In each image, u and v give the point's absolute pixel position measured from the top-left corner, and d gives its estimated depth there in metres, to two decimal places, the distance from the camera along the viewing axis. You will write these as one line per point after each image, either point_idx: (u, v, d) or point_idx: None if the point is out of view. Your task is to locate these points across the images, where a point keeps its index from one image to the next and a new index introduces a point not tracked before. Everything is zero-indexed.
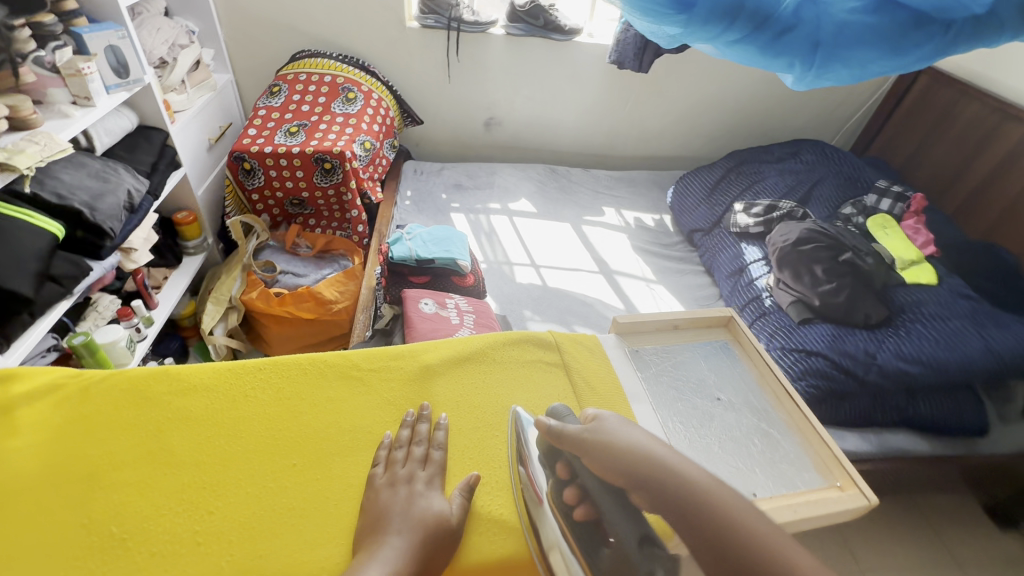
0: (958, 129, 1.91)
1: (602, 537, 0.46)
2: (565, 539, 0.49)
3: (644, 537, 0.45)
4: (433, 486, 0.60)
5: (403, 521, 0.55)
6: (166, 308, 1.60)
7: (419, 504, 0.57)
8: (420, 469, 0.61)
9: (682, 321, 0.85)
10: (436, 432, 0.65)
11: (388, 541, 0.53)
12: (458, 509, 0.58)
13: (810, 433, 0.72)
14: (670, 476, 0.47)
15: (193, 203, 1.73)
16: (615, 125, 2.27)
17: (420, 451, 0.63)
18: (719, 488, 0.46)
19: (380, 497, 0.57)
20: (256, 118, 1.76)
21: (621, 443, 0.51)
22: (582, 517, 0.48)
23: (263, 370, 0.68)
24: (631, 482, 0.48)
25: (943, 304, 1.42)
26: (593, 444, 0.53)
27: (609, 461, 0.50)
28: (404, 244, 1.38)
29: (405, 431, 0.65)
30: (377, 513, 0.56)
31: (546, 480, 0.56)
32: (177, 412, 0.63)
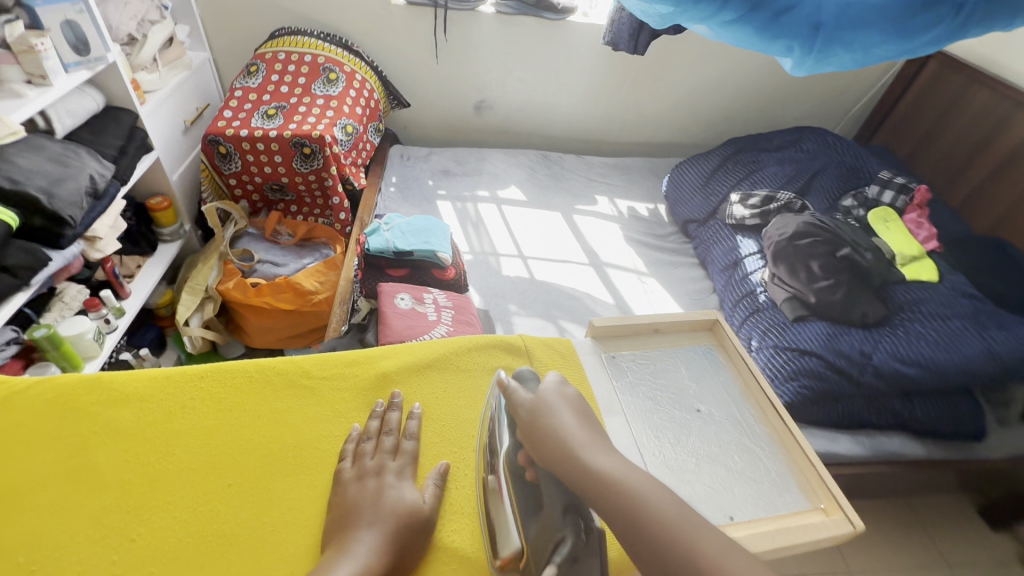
0: (966, 118, 1.83)
1: (537, 505, 0.54)
2: (510, 503, 0.56)
3: (569, 504, 0.52)
4: (405, 477, 0.58)
5: (374, 513, 0.53)
6: (139, 298, 1.54)
7: (390, 495, 0.55)
8: (391, 459, 0.59)
9: (664, 325, 0.79)
10: (409, 422, 0.63)
11: (359, 536, 0.51)
12: (431, 498, 0.57)
13: (795, 451, 0.66)
14: (580, 464, 0.51)
15: (168, 187, 1.67)
16: (611, 109, 2.18)
17: (390, 442, 0.61)
18: (624, 477, 0.50)
19: (349, 491, 0.56)
20: (232, 99, 1.68)
21: (550, 425, 0.55)
22: (530, 479, 0.56)
23: (204, 378, 0.63)
24: (552, 464, 0.53)
25: (943, 302, 1.36)
26: (529, 422, 0.57)
27: (538, 443, 0.55)
28: (382, 235, 1.33)
29: (375, 421, 0.62)
30: (348, 506, 0.54)
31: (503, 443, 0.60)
32: (105, 426, 0.58)
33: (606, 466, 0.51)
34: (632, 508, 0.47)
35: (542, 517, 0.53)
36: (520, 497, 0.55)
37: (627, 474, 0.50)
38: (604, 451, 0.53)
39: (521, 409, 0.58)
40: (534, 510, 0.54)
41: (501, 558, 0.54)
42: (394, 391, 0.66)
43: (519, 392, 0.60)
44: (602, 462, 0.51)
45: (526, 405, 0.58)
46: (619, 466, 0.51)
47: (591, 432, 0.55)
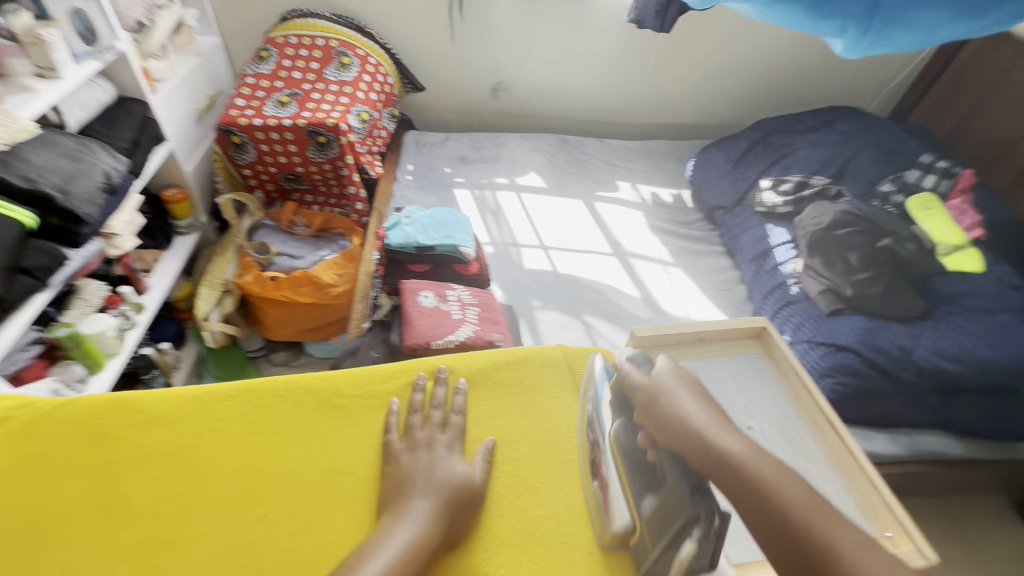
0: (1014, 95, 1.73)
1: (654, 481, 0.52)
2: (617, 474, 0.55)
3: (697, 486, 0.51)
4: (455, 450, 0.59)
5: (427, 485, 0.55)
6: (158, 293, 1.53)
7: (441, 467, 0.57)
8: (440, 433, 0.61)
9: (709, 333, 0.77)
10: (455, 397, 0.64)
11: (414, 504, 0.53)
12: (481, 472, 0.58)
13: (856, 473, 0.65)
14: (711, 447, 0.51)
15: (182, 178, 1.63)
16: (632, 89, 2.09)
17: (440, 418, 0.62)
18: (756, 463, 0.50)
19: (402, 462, 0.57)
20: (244, 87, 1.63)
21: (674, 406, 0.54)
22: (651, 461, 0.54)
23: (234, 398, 0.61)
24: (677, 444, 0.52)
25: (989, 295, 1.30)
26: (648, 403, 0.56)
27: (661, 421, 0.54)
28: (402, 229, 1.29)
29: (419, 395, 0.64)
30: (402, 476, 0.56)
31: (612, 421, 0.59)
32: (138, 451, 0.56)
33: (735, 449, 0.51)
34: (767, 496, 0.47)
35: (664, 491, 0.51)
36: (629, 469, 0.54)
37: (757, 464, 0.50)
38: (731, 434, 0.53)
39: (639, 391, 0.58)
40: (646, 485, 0.53)
41: (609, 533, 0.54)
42: (440, 365, 0.68)
43: (634, 373, 0.60)
44: (732, 445, 0.51)
45: (645, 385, 0.58)
46: (748, 451, 0.51)
47: (716, 416, 0.55)
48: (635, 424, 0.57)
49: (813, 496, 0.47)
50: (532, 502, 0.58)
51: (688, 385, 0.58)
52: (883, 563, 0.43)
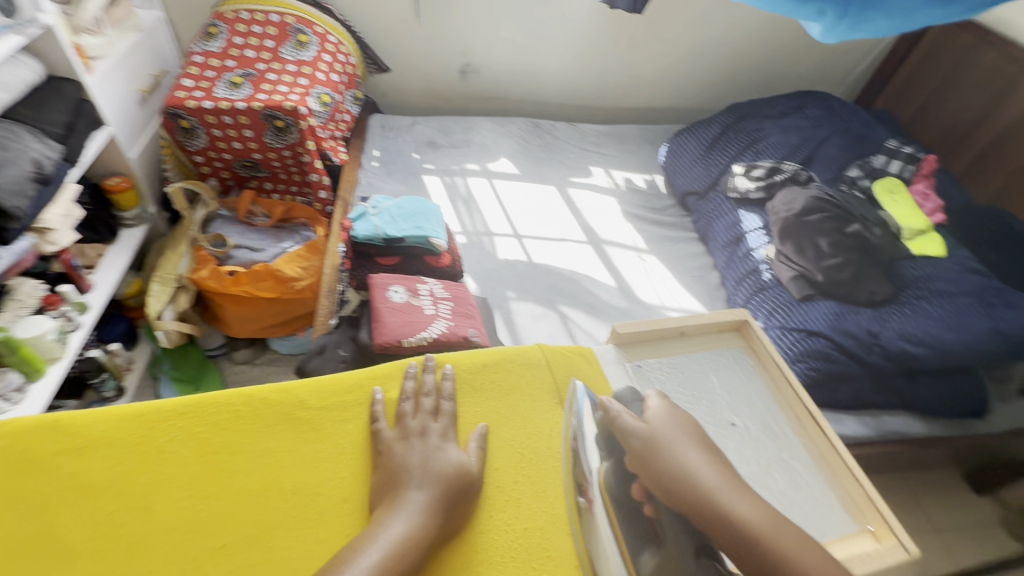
0: (972, 81, 1.77)
1: (653, 535, 0.51)
2: (610, 526, 0.53)
3: (701, 546, 0.51)
4: (449, 438, 0.57)
5: (422, 476, 0.53)
6: (104, 291, 1.42)
7: (436, 458, 0.55)
8: (432, 421, 0.59)
9: (689, 327, 0.74)
10: (443, 382, 0.62)
11: (410, 496, 0.51)
12: (476, 460, 0.57)
13: (838, 467, 0.64)
14: (719, 511, 0.50)
15: (126, 166, 1.51)
16: (604, 72, 2.05)
17: (431, 405, 0.60)
18: (764, 528, 0.50)
19: (395, 452, 0.55)
20: (192, 66, 1.51)
21: (676, 462, 0.53)
22: (649, 515, 0.52)
23: (183, 416, 0.54)
24: (685, 506, 0.51)
25: (951, 279, 1.33)
26: (650, 458, 0.54)
27: (664, 480, 0.52)
28: (369, 220, 1.22)
29: (410, 382, 0.62)
30: (395, 467, 0.54)
31: (600, 462, 0.56)
32: (75, 480, 0.51)
33: (745, 513, 0.50)
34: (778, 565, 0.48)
35: (664, 549, 0.50)
36: (625, 522, 0.52)
37: (765, 528, 0.50)
38: (738, 494, 0.52)
39: (636, 440, 0.55)
40: (646, 540, 0.51)
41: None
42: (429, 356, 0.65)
43: (628, 419, 0.57)
44: (740, 505, 0.51)
45: (643, 434, 0.55)
46: (757, 514, 0.51)
47: (718, 470, 0.54)
48: (627, 468, 0.55)
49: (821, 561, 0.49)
50: (518, 511, 0.55)
51: (686, 433, 0.57)
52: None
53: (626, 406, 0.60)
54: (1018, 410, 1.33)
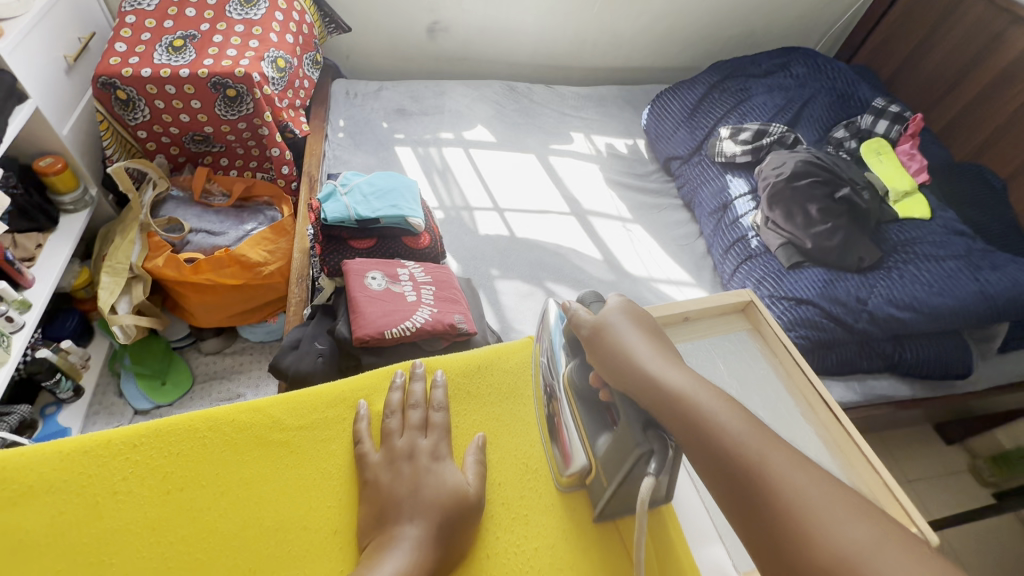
0: (958, 34, 1.73)
1: (609, 420, 0.50)
2: (573, 414, 0.51)
3: (648, 421, 0.47)
4: (442, 456, 0.52)
5: (414, 506, 0.48)
6: (47, 285, 1.29)
7: (429, 482, 0.50)
8: (422, 438, 0.53)
9: (693, 313, 0.72)
10: (434, 391, 0.57)
11: (402, 532, 0.46)
12: (475, 479, 0.51)
13: (855, 456, 0.62)
14: (650, 379, 0.47)
15: (59, 146, 1.36)
16: (582, 29, 1.93)
17: (420, 418, 0.55)
18: (699, 395, 0.45)
19: (381, 480, 0.50)
20: (124, 28, 1.34)
21: (619, 344, 0.50)
22: (603, 400, 0.50)
23: (139, 451, 0.48)
24: (619, 379, 0.48)
25: (937, 242, 1.34)
26: (592, 340, 0.51)
27: (605, 360, 0.49)
28: (339, 200, 1.12)
29: (396, 394, 0.56)
30: (383, 499, 0.48)
31: (565, 363, 0.53)
32: (14, 539, 0.44)
33: (678, 382, 0.46)
34: (721, 443, 0.42)
35: (618, 430, 0.48)
36: (586, 411, 0.50)
37: (698, 394, 0.45)
38: (676, 366, 0.48)
39: (583, 328, 0.52)
40: (603, 425, 0.50)
41: (566, 475, 0.53)
42: (415, 360, 0.60)
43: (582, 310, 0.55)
44: (676, 376, 0.47)
45: (592, 319, 0.53)
46: (692, 382, 0.46)
47: (662, 348, 0.51)
48: (588, 366, 0.52)
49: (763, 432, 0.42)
50: (525, 529, 0.51)
51: (637, 317, 0.54)
52: (819, 482, 0.39)
53: (587, 305, 0.57)
54: (997, 368, 1.36)
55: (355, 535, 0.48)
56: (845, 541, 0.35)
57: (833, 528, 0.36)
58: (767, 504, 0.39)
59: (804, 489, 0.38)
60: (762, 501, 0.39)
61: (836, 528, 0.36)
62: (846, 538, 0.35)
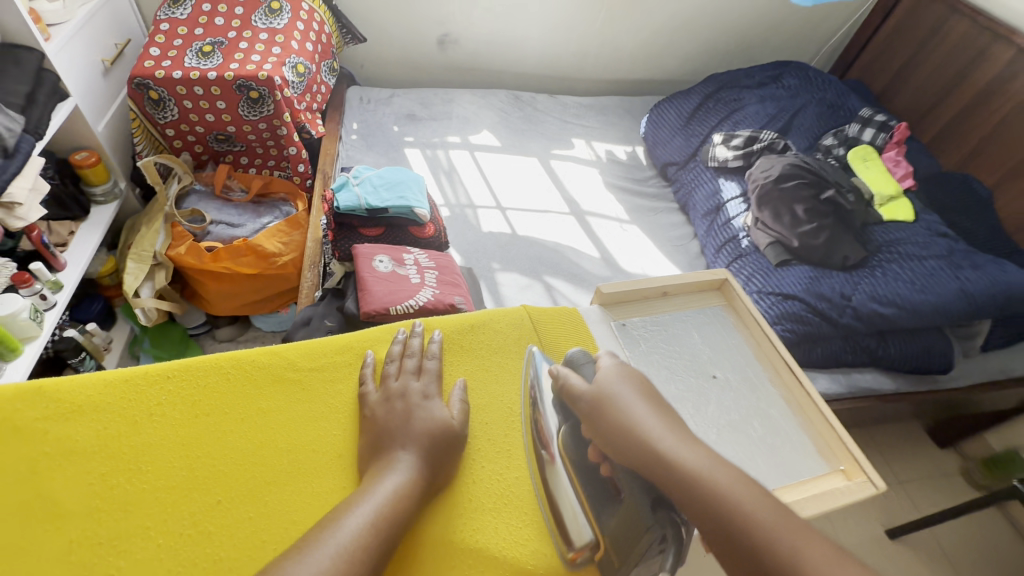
0: (945, 49, 1.81)
1: (613, 492, 0.53)
2: (574, 489, 0.55)
3: (658, 499, 0.51)
4: (431, 395, 0.59)
5: (406, 435, 0.54)
6: (77, 269, 1.38)
7: (419, 416, 0.56)
8: (414, 380, 0.60)
9: (672, 288, 0.77)
10: (430, 344, 0.64)
11: (397, 457, 0.52)
12: (458, 414, 0.58)
13: (813, 413, 0.68)
14: (663, 457, 0.49)
15: (94, 140, 1.46)
16: (585, 42, 2.03)
17: (415, 364, 0.61)
18: (714, 475, 0.48)
19: (378, 412, 0.56)
20: (158, 34, 1.45)
21: (624, 420, 0.52)
22: (606, 475, 0.53)
23: (172, 380, 0.54)
24: (633, 459, 0.51)
25: (920, 243, 1.40)
26: (593, 412, 0.54)
27: (611, 438, 0.52)
28: (351, 190, 1.21)
29: (397, 346, 0.63)
30: (378, 428, 0.55)
31: (557, 428, 0.58)
32: (60, 446, 0.48)
33: (692, 462, 0.49)
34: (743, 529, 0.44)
35: (625, 506, 0.51)
36: (586, 483, 0.54)
37: (711, 474, 0.48)
38: (688, 444, 0.51)
39: (583, 401, 0.55)
40: (607, 502, 0.53)
41: (574, 551, 0.52)
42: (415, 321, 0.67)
43: (576, 378, 0.58)
44: (689, 456, 0.50)
45: (590, 389, 0.56)
46: (706, 464, 0.49)
47: (672, 423, 0.53)
48: (582, 435, 0.56)
49: (778, 511, 0.45)
50: (507, 462, 0.58)
51: (641, 387, 0.57)
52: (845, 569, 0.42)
53: (578, 370, 0.60)
54: (979, 365, 1.41)
55: (358, 456, 0.55)
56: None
57: None
58: None
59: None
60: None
61: None
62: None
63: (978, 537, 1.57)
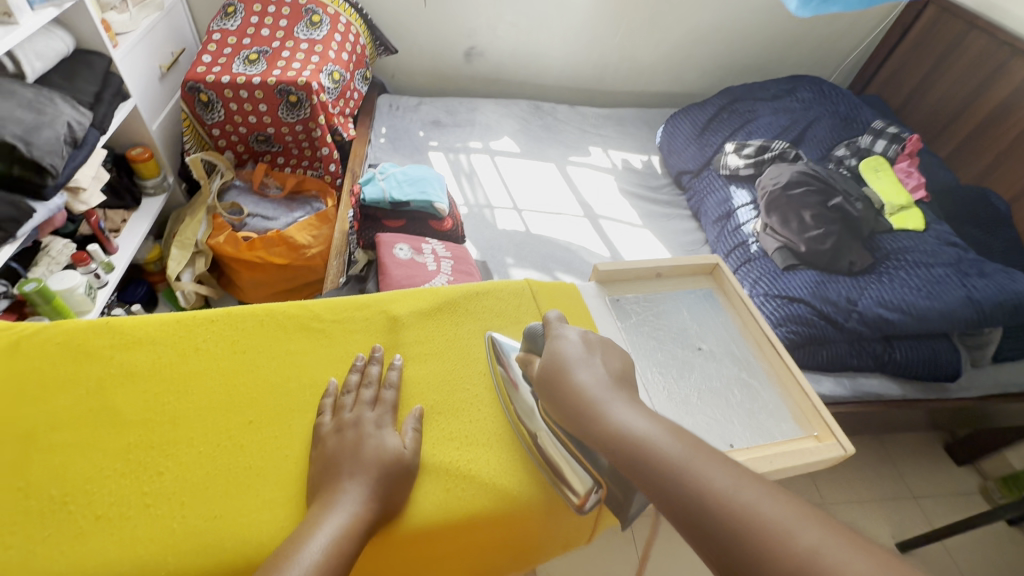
0: (963, 65, 1.82)
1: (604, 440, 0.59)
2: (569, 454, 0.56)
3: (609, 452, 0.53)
4: (385, 425, 0.57)
5: (354, 464, 0.52)
6: (127, 253, 1.51)
7: (370, 444, 0.54)
8: (369, 410, 0.57)
9: (665, 270, 0.83)
10: (389, 372, 0.61)
11: (344, 488, 0.51)
12: (411, 443, 0.56)
13: (791, 384, 0.73)
14: (593, 408, 0.52)
15: (148, 138, 1.60)
16: (605, 56, 2.12)
17: (370, 396, 0.59)
18: (632, 421, 0.50)
19: (327, 444, 0.54)
20: (210, 43, 1.59)
21: (557, 379, 0.56)
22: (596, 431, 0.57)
23: (216, 322, 0.62)
24: (572, 414, 0.54)
25: (928, 251, 1.42)
26: (540, 388, 0.58)
27: (551, 398, 0.56)
28: (377, 184, 1.31)
29: (355, 375, 0.60)
30: (329, 458, 0.53)
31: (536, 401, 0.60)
32: (123, 368, 0.57)
33: (614, 411, 0.51)
34: (659, 465, 0.45)
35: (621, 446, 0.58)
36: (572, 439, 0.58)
37: (632, 419, 0.50)
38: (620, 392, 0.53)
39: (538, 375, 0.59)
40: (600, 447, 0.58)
41: (580, 499, 0.56)
42: (377, 343, 0.65)
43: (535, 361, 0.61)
44: (619, 403, 0.52)
45: (540, 366, 0.59)
46: (627, 411, 0.51)
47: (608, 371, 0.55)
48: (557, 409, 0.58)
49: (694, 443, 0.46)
50: (458, 417, 0.61)
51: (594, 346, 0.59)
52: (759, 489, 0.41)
53: (537, 349, 0.62)
54: (988, 375, 1.41)
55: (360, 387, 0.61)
56: (768, 522, 0.39)
57: (787, 533, 0.38)
58: (715, 521, 0.41)
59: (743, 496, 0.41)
60: (699, 507, 0.42)
61: (790, 532, 0.38)
62: (769, 517, 0.39)
63: (994, 556, 1.53)
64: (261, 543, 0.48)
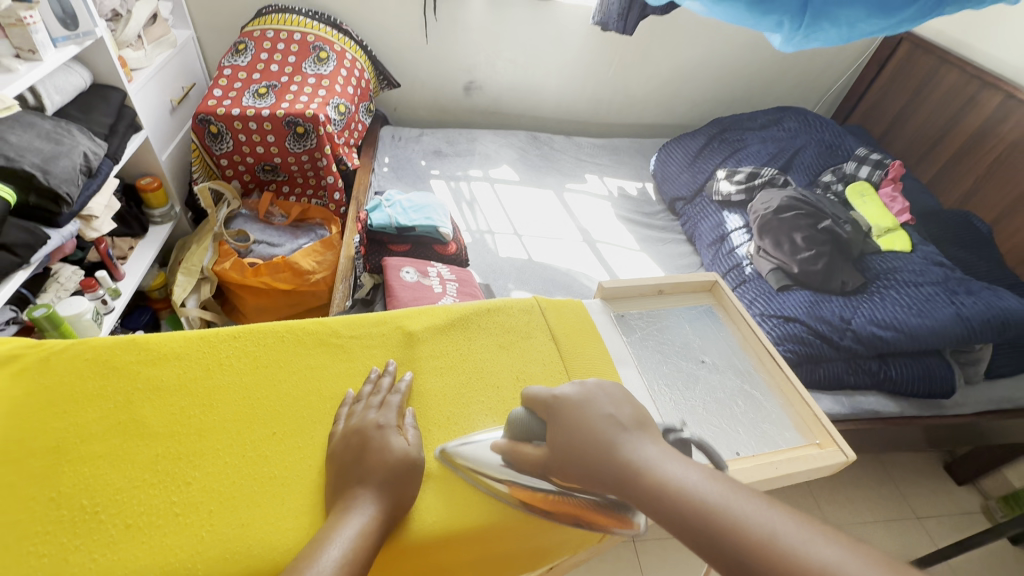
0: (937, 96, 1.92)
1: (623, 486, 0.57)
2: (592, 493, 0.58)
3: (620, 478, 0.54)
4: (388, 425, 0.58)
5: (365, 470, 0.53)
6: (134, 280, 1.54)
7: (375, 447, 0.55)
8: (375, 412, 0.59)
9: (667, 286, 0.87)
10: (401, 382, 0.63)
11: (357, 493, 0.52)
12: (416, 443, 0.58)
13: (791, 393, 0.75)
14: (615, 459, 0.51)
15: (158, 168, 1.64)
16: (598, 90, 2.21)
17: (379, 400, 0.60)
18: (659, 464, 0.49)
19: (338, 449, 0.55)
20: (221, 78, 1.65)
21: (577, 421, 0.55)
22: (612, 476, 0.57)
23: (239, 338, 0.64)
24: (594, 478, 0.52)
25: (916, 270, 1.47)
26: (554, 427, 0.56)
27: (568, 436, 0.55)
28: (383, 211, 1.36)
29: (368, 386, 0.62)
30: (344, 462, 0.54)
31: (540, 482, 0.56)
32: (151, 384, 0.58)
33: (638, 454, 0.51)
34: (693, 510, 0.45)
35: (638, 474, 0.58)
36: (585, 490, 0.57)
37: (661, 462, 0.49)
38: (641, 437, 0.53)
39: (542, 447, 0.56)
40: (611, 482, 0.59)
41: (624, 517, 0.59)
42: (390, 358, 0.67)
43: (527, 448, 0.57)
44: (642, 450, 0.51)
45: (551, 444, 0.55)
46: (653, 454, 0.51)
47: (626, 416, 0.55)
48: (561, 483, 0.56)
49: (724, 484, 0.46)
50: (469, 429, 0.62)
51: (603, 398, 0.57)
52: (796, 525, 0.41)
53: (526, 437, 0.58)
54: (981, 391, 1.44)
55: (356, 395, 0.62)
56: (811, 563, 0.38)
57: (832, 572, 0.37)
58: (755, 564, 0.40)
59: (783, 535, 0.41)
60: (739, 553, 0.41)
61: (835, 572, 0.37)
62: (814, 558, 0.39)
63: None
64: (286, 550, 0.49)
